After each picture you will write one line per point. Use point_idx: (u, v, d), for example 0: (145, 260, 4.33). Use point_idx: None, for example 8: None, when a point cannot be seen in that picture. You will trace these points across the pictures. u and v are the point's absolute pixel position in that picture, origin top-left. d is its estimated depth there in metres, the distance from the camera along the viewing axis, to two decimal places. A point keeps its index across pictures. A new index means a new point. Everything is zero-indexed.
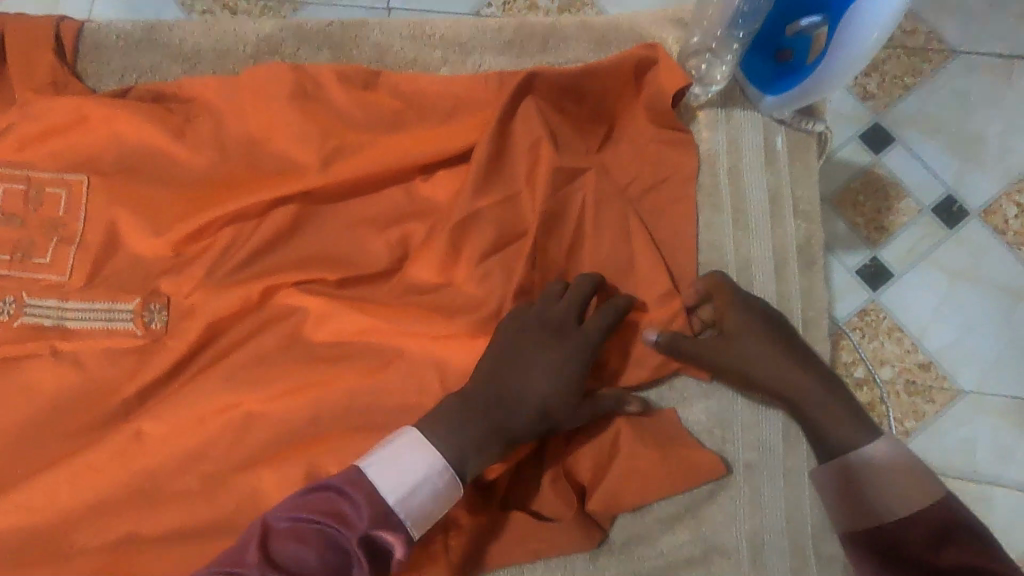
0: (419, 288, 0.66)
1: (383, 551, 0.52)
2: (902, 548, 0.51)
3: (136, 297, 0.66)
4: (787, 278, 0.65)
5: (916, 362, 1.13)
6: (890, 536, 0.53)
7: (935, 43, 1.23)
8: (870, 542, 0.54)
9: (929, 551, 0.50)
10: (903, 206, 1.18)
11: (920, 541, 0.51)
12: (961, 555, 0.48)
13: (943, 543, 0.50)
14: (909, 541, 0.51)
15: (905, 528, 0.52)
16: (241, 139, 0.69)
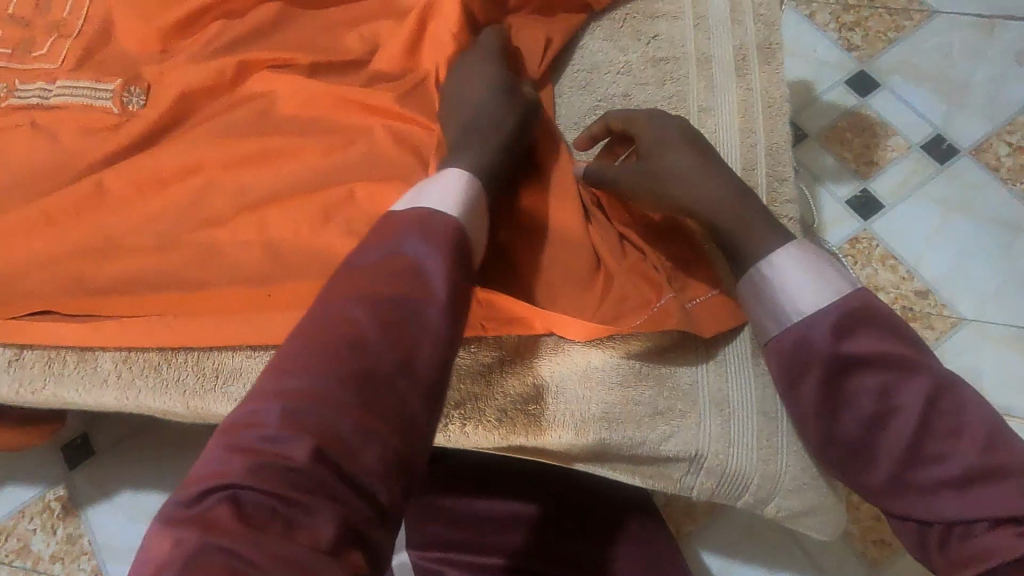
0: (384, 77, 0.67)
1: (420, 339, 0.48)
2: (818, 350, 0.51)
3: (117, 80, 0.69)
4: (744, 75, 0.65)
5: (913, 290, 1.08)
6: (806, 337, 0.51)
7: (916, 3, 1.28)
8: (786, 344, 0.52)
9: (843, 350, 0.51)
10: (892, 143, 1.19)
11: (833, 340, 0.51)
12: (876, 353, 0.51)
13: (854, 334, 0.51)
14: (819, 344, 0.51)
15: (817, 328, 0.51)
16: None
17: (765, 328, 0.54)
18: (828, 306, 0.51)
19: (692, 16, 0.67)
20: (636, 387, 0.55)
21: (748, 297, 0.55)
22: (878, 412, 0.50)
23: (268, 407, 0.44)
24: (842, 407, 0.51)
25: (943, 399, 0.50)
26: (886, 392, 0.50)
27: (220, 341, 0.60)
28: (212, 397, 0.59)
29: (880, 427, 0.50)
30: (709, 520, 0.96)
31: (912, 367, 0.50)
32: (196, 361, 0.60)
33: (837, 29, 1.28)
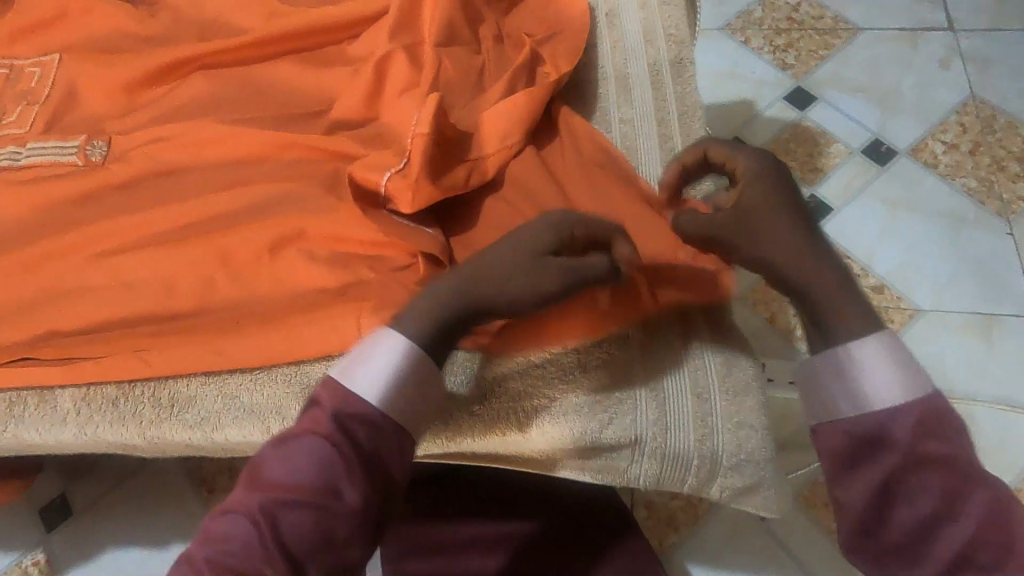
0: (329, 117, 0.71)
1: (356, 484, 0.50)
2: (889, 441, 0.51)
3: (82, 136, 0.74)
4: (659, 90, 0.71)
5: (869, 286, 1.11)
6: (885, 428, 0.51)
7: (842, 23, 1.37)
8: (858, 431, 0.52)
9: (915, 448, 0.50)
10: (833, 150, 1.25)
11: (911, 437, 0.50)
12: (943, 460, 0.50)
13: (933, 437, 0.50)
14: (896, 435, 0.50)
15: (899, 423, 0.51)
16: (198, 22, 0.81)
17: (836, 410, 0.53)
18: (914, 405, 0.51)
19: (608, 40, 0.74)
20: (574, 380, 0.58)
21: (817, 376, 0.54)
22: (935, 512, 0.49)
23: (236, 531, 0.48)
24: (896, 502, 0.51)
25: (1001, 514, 0.49)
26: (944, 502, 0.49)
27: (175, 369, 0.61)
28: (171, 427, 0.61)
29: (932, 526, 0.50)
30: (690, 529, 0.95)
31: (976, 479, 0.50)
32: (152, 394, 0.61)
33: (771, 52, 1.37)
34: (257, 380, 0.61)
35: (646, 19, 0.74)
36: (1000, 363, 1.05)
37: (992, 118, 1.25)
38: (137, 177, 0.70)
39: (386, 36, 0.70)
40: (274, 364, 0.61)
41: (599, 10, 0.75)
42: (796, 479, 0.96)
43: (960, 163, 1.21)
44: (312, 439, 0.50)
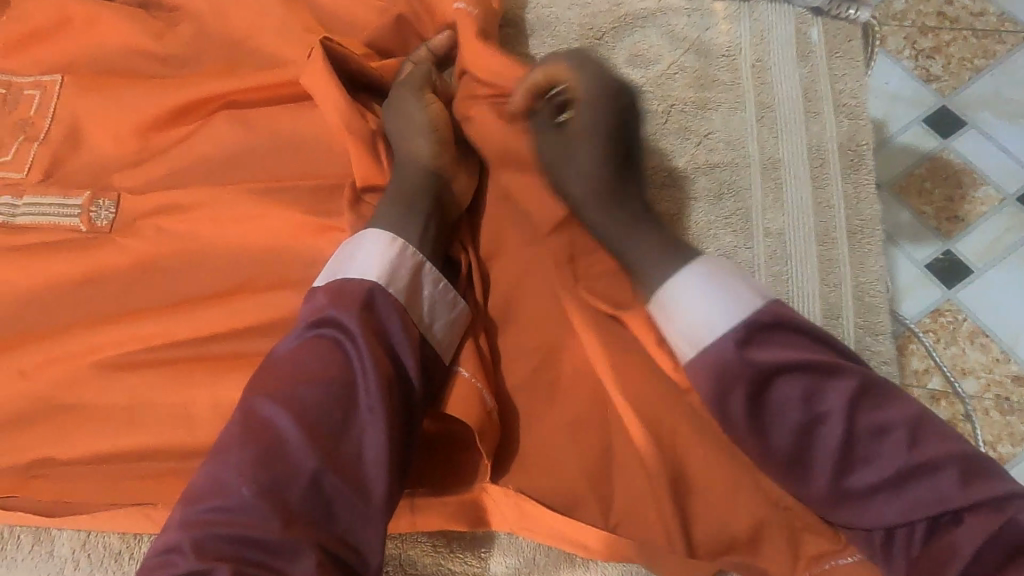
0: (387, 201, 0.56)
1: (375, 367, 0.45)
2: (731, 367, 0.44)
3: (85, 192, 0.60)
4: (824, 185, 0.61)
5: (1009, 375, 0.93)
6: (719, 357, 0.45)
7: (1008, 23, 1.10)
8: (703, 366, 0.45)
9: (755, 363, 0.44)
10: (981, 194, 1.02)
11: (744, 351, 0.44)
12: (794, 370, 0.44)
13: (766, 345, 0.44)
14: (728, 358, 0.44)
15: (728, 345, 0.45)
16: (225, 41, 0.64)
17: (681, 348, 0.47)
18: (743, 316, 0.45)
19: (759, 114, 0.62)
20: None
21: (655, 322, 0.49)
22: (804, 427, 0.44)
23: (255, 431, 0.44)
24: (767, 425, 0.44)
25: (867, 399, 0.43)
26: (808, 400, 0.43)
27: None
28: None
29: (806, 438, 0.44)
30: None
31: (835, 367, 0.43)
32: None
33: (913, 57, 1.11)
34: None
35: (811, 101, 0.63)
36: None
37: None
38: (153, 259, 0.57)
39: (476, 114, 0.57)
40: None
41: (750, 74, 0.63)
42: None
43: None
44: (325, 337, 0.46)
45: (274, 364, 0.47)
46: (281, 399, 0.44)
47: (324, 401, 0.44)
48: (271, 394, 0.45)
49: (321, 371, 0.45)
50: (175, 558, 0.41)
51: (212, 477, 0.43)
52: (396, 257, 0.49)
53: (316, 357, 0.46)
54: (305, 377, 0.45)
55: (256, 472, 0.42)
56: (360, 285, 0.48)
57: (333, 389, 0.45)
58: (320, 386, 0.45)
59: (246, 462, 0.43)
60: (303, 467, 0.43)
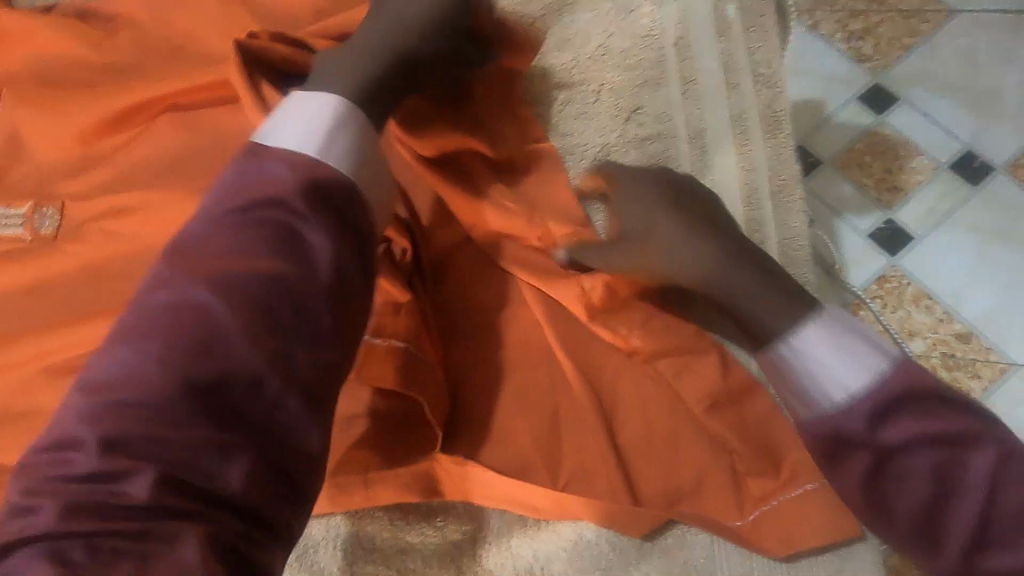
0: None
1: (322, 241, 0.44)
2: (856, 440, 0.41)
3: (28, 202, 0.60)
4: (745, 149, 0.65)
5: (952, 333, 0.97)
6: (838, 425, 0.41)
7: (932, 3, 1.16)
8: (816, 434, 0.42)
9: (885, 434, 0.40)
10: (916, 164, 1.07)
11: (874, 429, 0.41)
12: (933, 457, 0.40)
13: (891, 412, 0.41)
14: (850, 426, 0.41)
15: (850, 412, 0.41)
16: (166, 48, 0.65)
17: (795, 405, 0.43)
18: (876, 391, 0.41)
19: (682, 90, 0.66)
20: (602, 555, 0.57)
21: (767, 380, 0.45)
22: (935, 500, 0.40)
23: (176, 321, 0.41)
24: (897, 492, 0.41)
25: (1009, 471, 0.39)
26: (940, 480, 0.40)
27: None
28: None
29: (938, 513, 0.40)
30: None
31: (971, 437, 0.40)
32: None
33: (845, 39, 1.16)
34: None
35: (737, 143, 0.64)
36: None
37: None
38: (98, 262, 0.57)
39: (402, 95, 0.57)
40: None
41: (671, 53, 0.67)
42: None
43: None
44: (257, 213, 0.44)
45: (192, 240, 0.43)
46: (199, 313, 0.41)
47: (270, 256, 0.42)
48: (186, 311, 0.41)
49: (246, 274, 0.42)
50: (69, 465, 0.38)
51: (113, 384, 0.39)
52: (328, 143, 0.46)
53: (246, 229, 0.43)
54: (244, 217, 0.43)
55: (181, 383, 0.39)
56: (297, 166, 0.45)
57: (265, 273, 0.42)
58: (252, 267, 0.42)
59: (162, 371, 0.39)
60: (238, 361, 0.41)
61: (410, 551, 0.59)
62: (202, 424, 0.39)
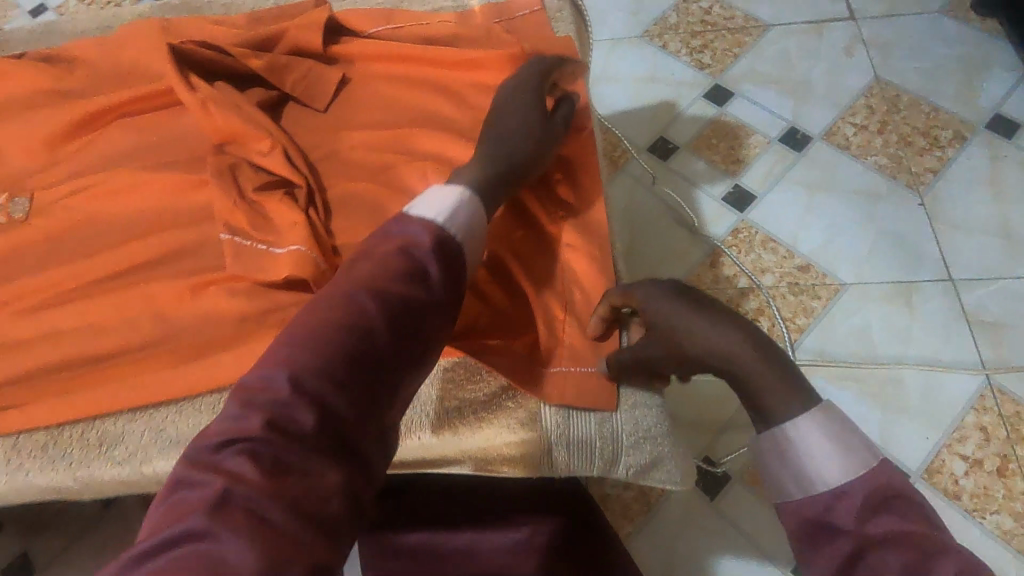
0: (232, 140, 0.71)
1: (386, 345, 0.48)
2: (840, 525, 0.45)
3: (4, 194, 0.76)
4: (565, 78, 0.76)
5: (794, 266, 1.17)
6: (824, 508, 0.47)
7: (751, 21, 1.45)
8: (806, 512, 0.48)
9: (869, 531, 0.44)
10: (753, 141, 1.31)
11: (856, 517, 0.45)
12: (881, 491, 0.46)
13: (876, 517, 0.45)
14: (836, 517, 0.46)
15: (842, 502, 0.46)
16: (114, 74, 0.84)
17: (784, 491, 0.50)
18: (855, 483, 0.47)
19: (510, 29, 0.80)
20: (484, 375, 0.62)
21: (767, 461, 0.52)
22: None
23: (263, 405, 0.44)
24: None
25: None
26: (869, 514, 0.45)
27: (102, 409, 0.63)
28: (98, 464, 0.62)
29: None
30: (644, 518, 1.00)
31: (942, 547, 0.42)
32: (81, 434, 0.63)
33: (689, 54, 1.44)
34: (184, 410, 0.63)
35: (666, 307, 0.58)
36: (923, 326, 1.09)
37: (896, 97, 1.32)
38: (64, 229, 0.72)
39: (303, 87, 0.77)
40: (208, 393, 0.63)
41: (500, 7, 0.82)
42: (739, 459, 1.01)
43: (870, 142, 1.27)
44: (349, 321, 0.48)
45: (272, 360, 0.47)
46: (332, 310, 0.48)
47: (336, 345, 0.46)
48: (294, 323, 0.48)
49: (365, 281, 0.49)
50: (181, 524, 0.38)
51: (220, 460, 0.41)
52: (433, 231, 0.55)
53: (387, 264, 0.51)
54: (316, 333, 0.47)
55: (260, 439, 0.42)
56: (425, 227, 0.55)
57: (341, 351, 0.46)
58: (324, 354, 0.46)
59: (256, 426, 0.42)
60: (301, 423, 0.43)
61: None
62: (362, 375, 0.46)
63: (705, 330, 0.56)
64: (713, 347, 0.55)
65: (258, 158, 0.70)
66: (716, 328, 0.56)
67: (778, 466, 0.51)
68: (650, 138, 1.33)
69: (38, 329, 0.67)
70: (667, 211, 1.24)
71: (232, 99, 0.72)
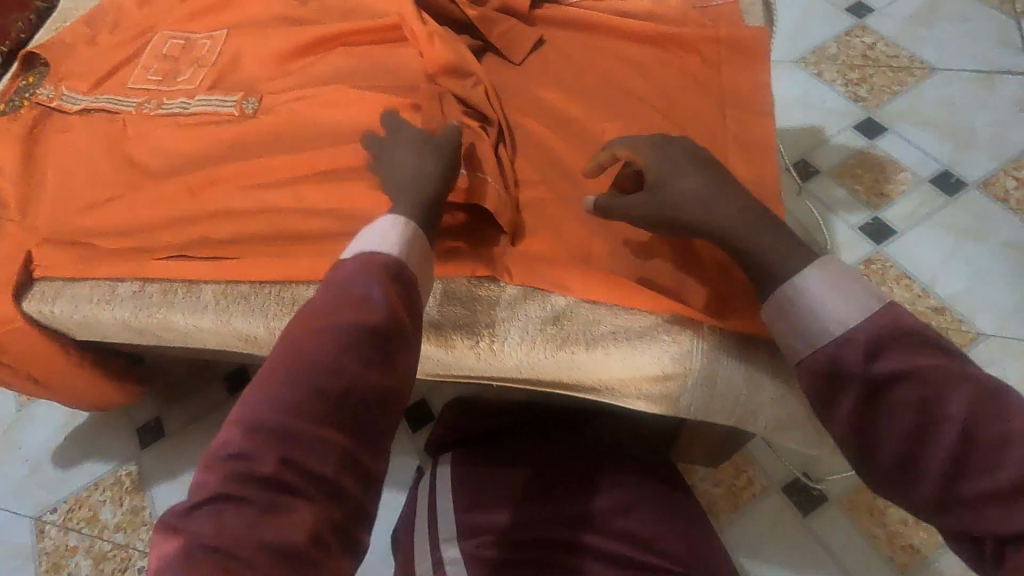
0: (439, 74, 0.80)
1: (386, 311, 0.54)
2: (847, 372, 0.50)
3: (239, 93, 0.89)
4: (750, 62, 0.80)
5: (929, 306, 1.13)
6: (835, 357, 0.51)
7: (917, 62, 1.42)
8: (818, 364, 0.52)
9: (877, 372, 0.49)
10: (900, 177, 1.28)
11: (864, 360, 0.49)
12: (886, 328, 0.50)
13: (884, 355, 0.49)
14: (846, 362, 0.50)
15: (848, 348, 0.50)
16: (340, 12, 0.96)
17: (792, 347, 0.54)
18: (862, 326, 0.50)
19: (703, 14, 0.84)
20: (626, 311, 0.65)
21: (780, 319, 0.55)
22: (921, 426, 0.48)
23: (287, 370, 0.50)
24: (882, 427, 0.49)
25: (986, 406, 0.47)
26: (877, 355, 0.49)
27: (298, 277, 0.72)
28: (290, 320, 0.72)
29: (925, 440, 0.48)
30: (730, 516, 0.99)
31: (949, 376, 0.48)
32: (279, 294, 0.73)
33: (844, 84, 1.43)
34: None
35: (666, 166, 0.60)
36: None
37: None
38: (283, 127, 0.84)
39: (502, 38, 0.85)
40: None
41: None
42: (840, 484, 0.99)
43: None
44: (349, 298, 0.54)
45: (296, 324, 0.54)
46: (293, 341, 0.52)
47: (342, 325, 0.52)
48: (288, 336, 0.53)
49: (324, 341, 0.51)
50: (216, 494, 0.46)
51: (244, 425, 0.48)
52: (398, 235, 0.59)
53: (370, 262, 0.57)
54: (324, 316, 0.53)
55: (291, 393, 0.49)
56: (361, 262, 0.57)
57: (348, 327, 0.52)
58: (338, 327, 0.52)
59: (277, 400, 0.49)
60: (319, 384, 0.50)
61: (464, 324, 0.68)
62: (375, 324, 0.53)
63: (699, 196, 0.58)
64: (706, 210, 0.58)
65: (459, 90, 0.78)
66: (700, 182, 0.58)
67: (788, 326, 0.54)
68: (792, 159, 1.33)
69: (252, 202, 0.78)
70: (799, 229, 1.24)
71: (446, 38, 0.81)
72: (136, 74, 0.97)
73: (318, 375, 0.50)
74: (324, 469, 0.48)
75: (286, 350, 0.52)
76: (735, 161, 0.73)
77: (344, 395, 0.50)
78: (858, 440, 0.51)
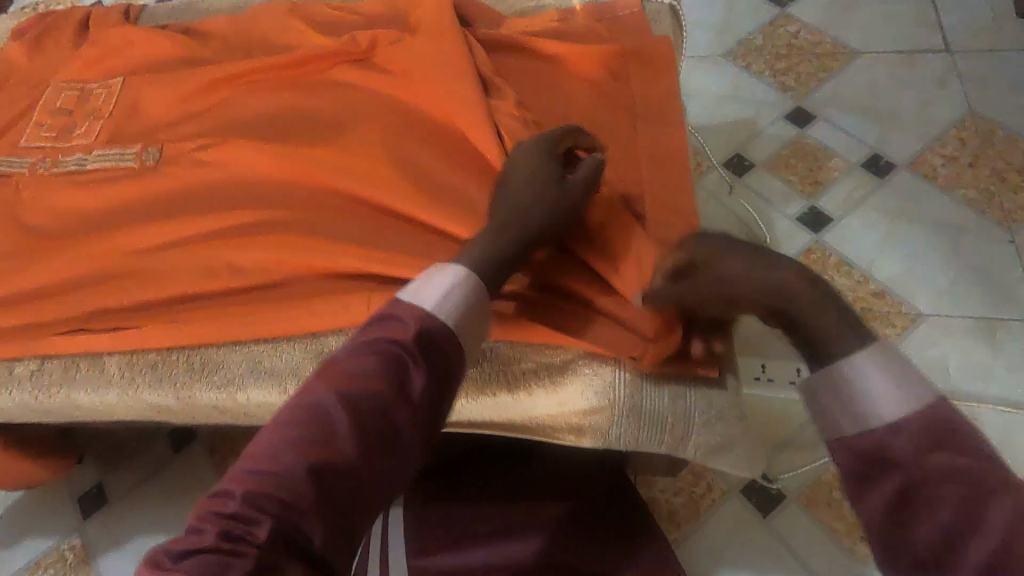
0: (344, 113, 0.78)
1: (423, 385, 0.48)
2: (894, 456, 0.42)
3: (138, 144, 0.85)
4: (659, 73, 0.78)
5: (869, 292, 1.14)
6: (883, 440, 0.43)
7: (840, 47, 1.44)
8: (859, 442, 0.44)
9: (927, 462, 0.41)
10: (833, 164, 1.29)
11: (915, 447, 0.42)
12: (945, 423, 0.42)
13: (939, 448, 0.42)
14: (893, 447, 0.42)
15: (899, 434, 0.43)
16: (242, 49, 0.93)
17: (834, 423, 0.45)
18: (915, 416, 0.43)
19: (608, 29, 0.83)
20: (545, 346, 0.64)
21: (826, 390, 0.46)
22: (957, 530, 0.40)
23: (309, 417, 0.46)
24: (910, 517, 0.41)
25: None
26: (930, 446, 0.42)
27: (212, 340, 0.69)
28: (200, 386, 0.69)
29: (957, 548, 0.39)
30: (693, 526, 0.98)
31: (1004, 487, 0.40)
32: (187, 360, 0.70)
33: (772, 75, 1.44)
34: (277, 349, 0.69)
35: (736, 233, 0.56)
36: (1004, 365, 1.06)
37: (991, 132, 1.28)
38: (184, 178, 0.80)
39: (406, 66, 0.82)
40: (299, 334, 0.68)
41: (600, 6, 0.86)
42: (797, 479, 0.99)
43: (959, 174, 1.24)
44: (387, 349, 0.49)
45: (331, 366, 0.49)
46: (340, 382, 0.47)
47: (378, 380, 0.47)
48: (321, 372, 0.48)
49: (364, 395, 0.47)
50: (212, 523, 0.42)
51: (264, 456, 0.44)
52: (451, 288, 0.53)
53: (412, 311, 0.51)
54: (362, 365, 0.48)
55: (310, 441, 0.45)
56: (412, 316, 0.50)
57: (380, 387, 0.47)
58: (373, 380, 0.47)
59: (295, 441, 0.45)
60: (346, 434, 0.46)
61: None
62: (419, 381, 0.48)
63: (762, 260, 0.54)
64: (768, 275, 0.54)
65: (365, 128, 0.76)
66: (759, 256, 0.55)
67: (833, 401, 0.46)
68: (727, 155, 1.33)
69: (154, 263, 0.74)
70: (737, 225, 1.24)
71: None
72: (28, 131, 0.91)
73: (343, 435, 0.46)
74: (310, 534, 0.44)
75: (315, 389, 0.47)
76: (650, 177, 0.72)
77: (366, 445, 0.46)
78: (877, 528, 0.42)
